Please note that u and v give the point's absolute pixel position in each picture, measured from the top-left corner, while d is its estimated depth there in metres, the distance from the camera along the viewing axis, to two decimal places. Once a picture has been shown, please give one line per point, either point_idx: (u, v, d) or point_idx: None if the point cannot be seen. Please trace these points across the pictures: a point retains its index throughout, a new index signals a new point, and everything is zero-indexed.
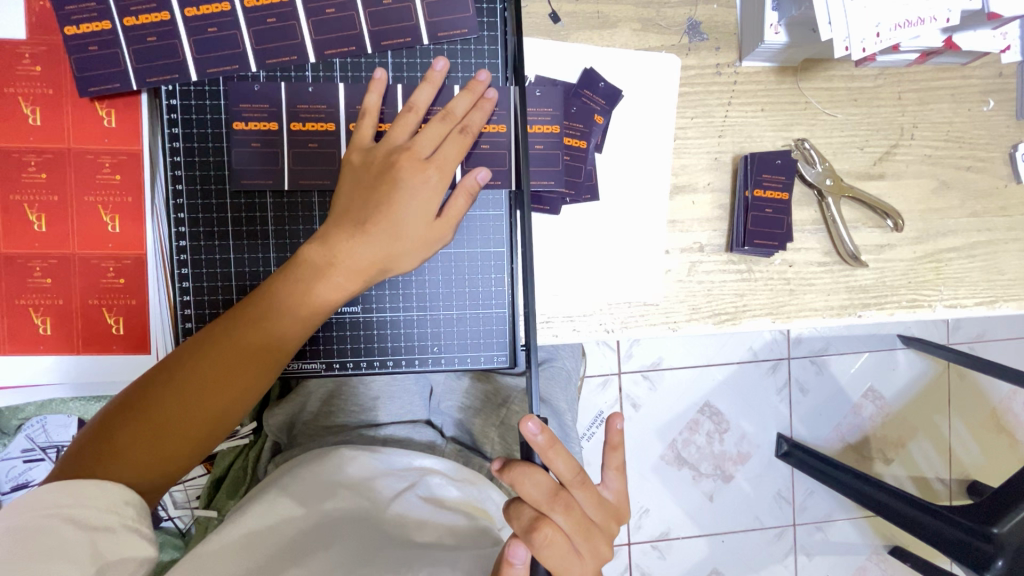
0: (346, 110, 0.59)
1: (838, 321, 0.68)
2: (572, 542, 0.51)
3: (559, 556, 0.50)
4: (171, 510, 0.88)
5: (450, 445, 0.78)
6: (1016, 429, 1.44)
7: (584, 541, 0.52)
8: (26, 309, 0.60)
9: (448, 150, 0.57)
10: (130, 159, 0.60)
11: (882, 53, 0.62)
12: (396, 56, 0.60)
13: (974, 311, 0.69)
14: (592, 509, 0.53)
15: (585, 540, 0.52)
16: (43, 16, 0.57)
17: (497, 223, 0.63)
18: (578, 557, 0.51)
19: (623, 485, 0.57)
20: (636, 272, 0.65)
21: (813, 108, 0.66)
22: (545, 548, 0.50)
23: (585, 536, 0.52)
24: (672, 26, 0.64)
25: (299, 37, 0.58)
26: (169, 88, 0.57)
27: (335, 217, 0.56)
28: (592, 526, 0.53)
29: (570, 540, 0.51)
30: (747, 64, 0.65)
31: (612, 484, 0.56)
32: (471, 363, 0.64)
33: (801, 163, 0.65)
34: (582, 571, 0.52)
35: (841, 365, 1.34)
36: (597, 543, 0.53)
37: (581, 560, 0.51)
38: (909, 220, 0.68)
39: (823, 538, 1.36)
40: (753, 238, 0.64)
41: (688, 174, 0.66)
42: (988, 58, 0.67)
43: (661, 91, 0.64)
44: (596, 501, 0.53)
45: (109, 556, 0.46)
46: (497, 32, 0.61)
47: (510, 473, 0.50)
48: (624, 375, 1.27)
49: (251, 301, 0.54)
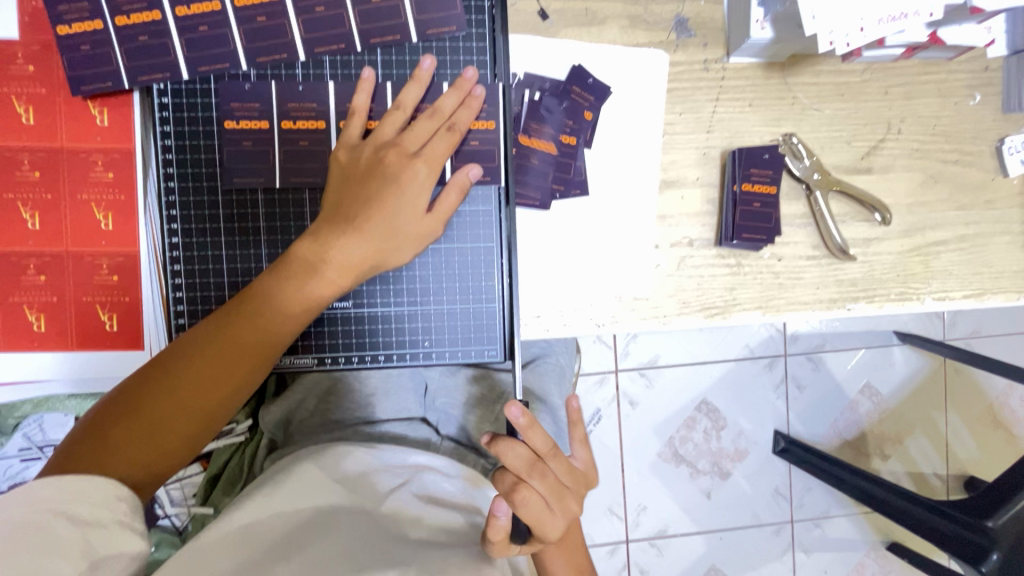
0: (336, 108, 0.60)
1: (827, 314, 0.68)
2: (545, 503, 0.53)
3: (534, 516, 0.53)
4: (168, 508, 0.86)
5: (446, 442, 0.79)
6: (1013, 424, 1.44)
7: (557, 504, 0.54)
8: (20, 306, 0.60)
9: (436, 145, 0.58)
10: (123, 158, 0.60)
11: (868, 48, 0.63)
12: (386, 53, 0.60)
13: (963, 304, 0.70)
14: (564, 476, 0.55)
15: (558, 501, 0.54)
16: (36, 16, 0.58)
17: (487, 218, 0.63)
18: (551, 516, 0.54)
19: (590, 455, 0.60)
20: (626, 267, 0.66)
21: (800, 103, 0.66)
22: (521, 510, 0.52)
23: (558, 499, 0.54)
24: (660, 23, 0.64)
25: (289, 35, 0.58)
26: (160, 86, 0.58)
27: (328, 212, 0.56)
28: (563, 492, 0.55)
29: (544, 501, 0.53)
30: (734, 60, 0.65)
31: (581, 455, 0.59)
32: (462, 358, 0.64)
33: (789, 157, 0.66)
34: (553, 528, 0.54)
35: (837, 362, 1.35)
36: (568, 505, 0.56)
37: (553, 518, 0.54)
38: (897, 213, 0.68)
39: (821, 534, 1.36)
40: (741, 233, 0.65)
41: (676, 169, 0.66)
42: (974, 53, 0.67)
43: (649, 87, 0.65)
44: (569, 470, 0.56)
45: (102, 552, 0.47)
46: (485, 29, 0.61)
47: (490, 446, 0.52)
48: (620, 373, 1.28)
49: (244, 297, 0.55)
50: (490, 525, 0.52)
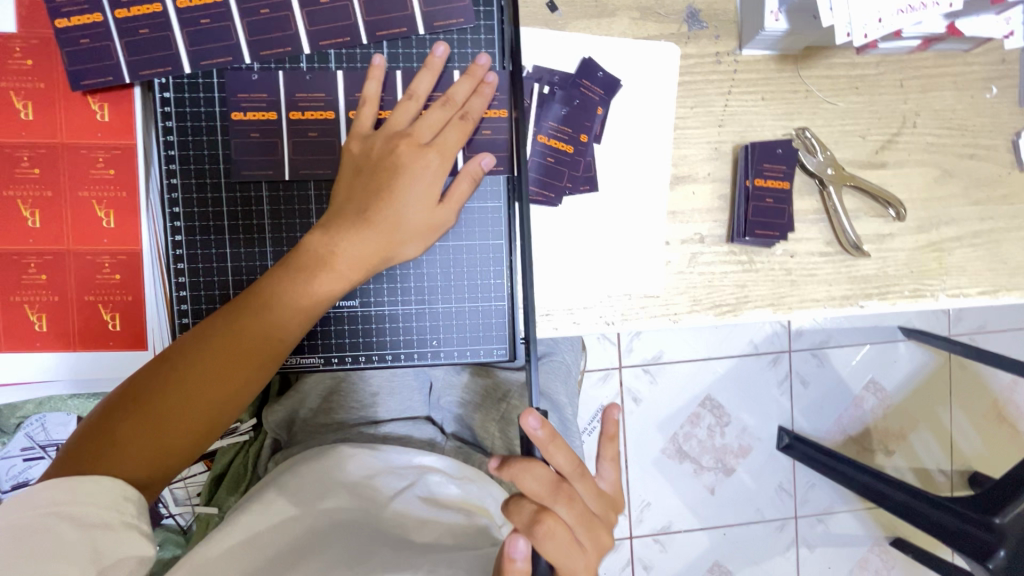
0: (345, 98, 0.58)
1: (840, 312, 0.67)
2: (574, 533, 0.51)
3: (564, 549, 0.49)
4: (172, 507, 0.87)
5: (451, 441, 0.77)
6: (1018, 419, 1.44)
7: (586, 532, 0.51)
8: (21, 306, 0.59)
9: (449, 136, 0.56)
10: (124, 154, 0.59)
11: (884, 40, 0.62)
12: (392, 46, 0.59)
13: (977, 301, 0.69)
14: (590, 499, 0.53)
15: (586, 530, 0.51)
16: (33, 9, 0.57)
17: (496, 215, 0.62)
18: (581, 549, 0.51)
19: (619, 475, 0.58)
20: (636, 264, 0.65)
21: (813, 96, 0.65)
22: (547, 541, 0.48)
23: (587, 526, 0.51)
24: (671, 15, 0.63)
25: (293, 28, 0.57)
26: (162, 81, 0.57)
27: (336, 208, 0.55)
28: (592, 517, 0.52)
29: (572, 531, 0.50)
30: (746, 52, 0.64)
31: (607, 475, 0.57)
32: (470, 357, 0.63)
33: (802, 152, 0.65)
34: (586, 565, 0.51)
35: (843, 357, 1.34)
36: (598, 535, 0.53)
37: (584, 552, 0.51)
38: (911, 208, 0.67)
39: (825, 530, 1.36)
40: (754, 229, 0.64)
41: (688, 164, 0.65)
42: (991, 45, 0.66)
43: (660, 80, 0.63)
44: (595, 493, 0.54)
45: (110, 557, 0.46)
46: (493, 21, 0.60)
47: (510, 470, 0.50)
48: (625, 369, 1.27)
49: (250, 294, 0.54)
50: (509, 565, 0.48)
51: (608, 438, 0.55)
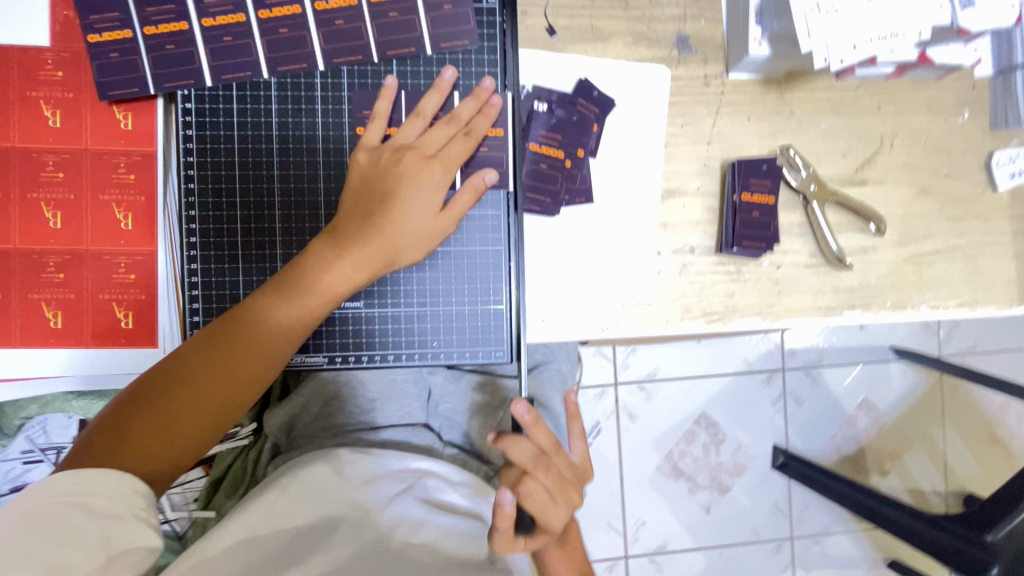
0: (353, 114, 0.62)
1: (826, 321, 0.70)
2: (550, 490, 0.61)
3: (540, 502, 0.60)
4: (169, 512, 0.88)
5: (448, 449, 0.79)
6: (1010, 441, 1.45)
7: (557, 490, 0.62)
8: (38, 303, 0.62)
9: (452, 149, 0.60)
10: (144, 160, 0.62)
11: (860, 66, 0.66)
12: (400, 65, 0.63)
13: (956, 312, 0.72)
14: (564, 468, 0.63)
15: (558, 489, 0.61)
16: (67, 26, 0.61)
17: (496, 224, 0.65)
18: (555, 504, 0.61)
19: (585, 450, 0.66)
20: (629, 272, 0.68)
21: (796, 117, 0.69)
22: (528, 496, 0.59)
23: (560, 489, 0.61)
24: (662, 40, 0.68)
25: (309, 46, 0.61)
26: (185, 92, 0.60)
27: (332, 224, 0.59)
28: (564, 481, 0.62)
29: (548, 490, 0.61)
30: (733, 75, 0.68)
31: (576, 448, 0.65)
32: (469, 358, 0.66)
33: (786, 168, 0.68)
34: (556, 515, 0.61)
35: (835, 377, 1.36)
36: (568, 493, 0.62)
37: (557, 506, 0.61)
38: (891, 224, 0.71)
39: (820, 551, 1.36)
40: (741, 240, 0.67)
41: (678, 178, 0.69)
42: (962, 72, 0.71)
43: (652, 100, 0.68)
44: (566, 463, 0.63)
45: (120, 546, 0.47)
46: (496, 43, 0.64)
47: (500, 443, 0.58)
48: (621, 386, 1.29)
49: (242, 307, 0.56)
50: (497, 514, 0.56)
51: (573, 415, 0.64)
